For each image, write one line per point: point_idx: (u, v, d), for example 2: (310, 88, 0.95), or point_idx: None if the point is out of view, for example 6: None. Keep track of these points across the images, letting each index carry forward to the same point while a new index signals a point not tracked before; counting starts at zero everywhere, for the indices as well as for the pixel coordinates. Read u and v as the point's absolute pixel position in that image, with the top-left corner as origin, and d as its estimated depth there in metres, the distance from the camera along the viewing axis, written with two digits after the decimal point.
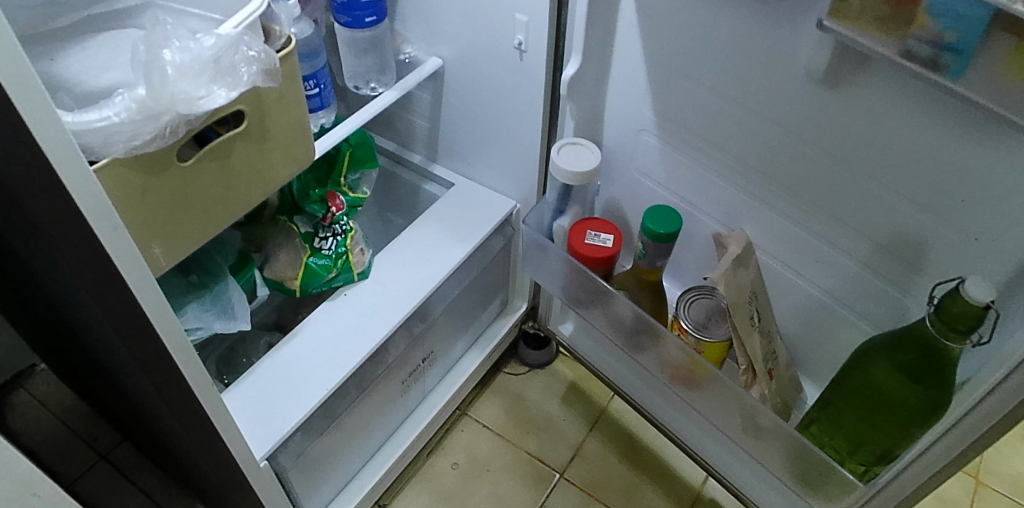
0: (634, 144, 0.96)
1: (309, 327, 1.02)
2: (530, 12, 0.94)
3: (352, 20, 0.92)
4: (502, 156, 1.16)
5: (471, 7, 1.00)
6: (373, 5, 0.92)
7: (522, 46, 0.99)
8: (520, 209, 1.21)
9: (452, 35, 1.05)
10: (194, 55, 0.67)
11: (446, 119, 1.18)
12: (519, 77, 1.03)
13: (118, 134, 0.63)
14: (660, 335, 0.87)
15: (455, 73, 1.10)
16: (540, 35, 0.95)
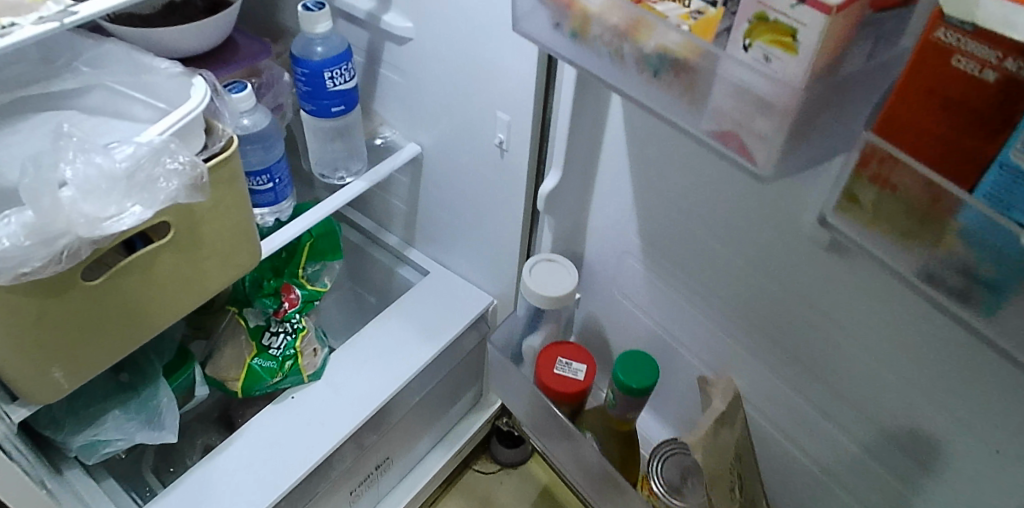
0: (617, 264, 0.87)
1: (246, 434, 0.92)
2: (513, 112, 0.86)
3: (317, 109, 0.84)
4: (480, 250, 1.08)
5: (452, 98, 0.92)
6: (341, 95, 0.84)
7: (503, 144, 0.91)
8: (497, 305, 1.12)
9: (432, 124, 0.97)
10: (101, 170, 0.58)
11: (425, 205, 1.10)
12: (500, 175, 0.95)
13: (2, 262, 0.54)
14: (628, 495, 0.76)
15: (435, 160, 1.02)
16: (523, 137, 0.87)
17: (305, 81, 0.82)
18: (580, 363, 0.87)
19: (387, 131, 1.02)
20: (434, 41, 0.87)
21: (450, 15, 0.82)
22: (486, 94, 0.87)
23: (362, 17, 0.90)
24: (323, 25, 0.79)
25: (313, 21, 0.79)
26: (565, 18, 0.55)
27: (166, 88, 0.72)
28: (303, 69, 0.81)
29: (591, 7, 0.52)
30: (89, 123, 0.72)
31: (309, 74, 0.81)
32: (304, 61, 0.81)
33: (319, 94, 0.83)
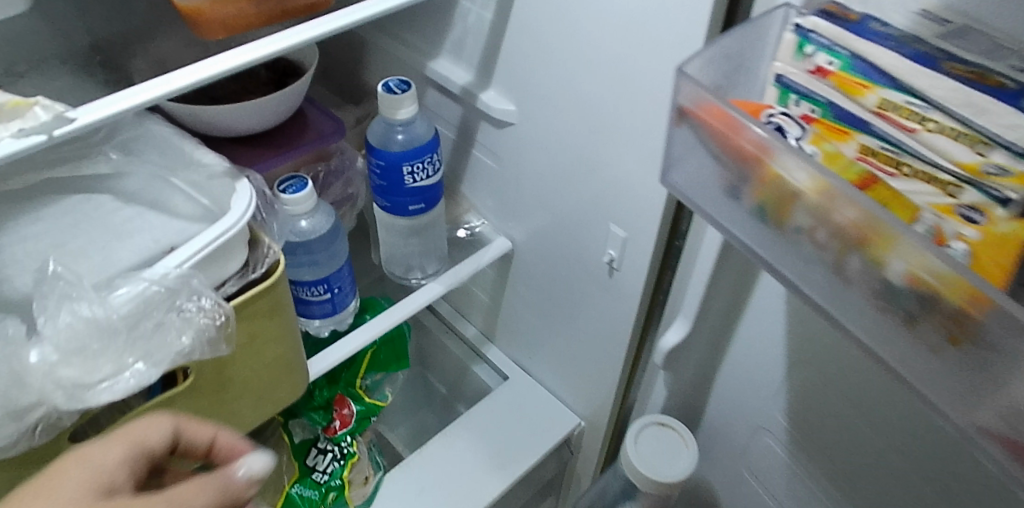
0: (750, 438, 0.67)
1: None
2: (632, 231, 0.68)
3: (390, 207, 0.69)
4: (571, 366, 0.90)
5: (556, 198, 0.75)
6: (420, 192, 0.68)
7: (614, 262, 0.73)
8: (584, 428, 0.94)
9: (529, 220, 0.81)
10: (93, 323, 0.45)
11: (511, 303, 0.94)
12: (605, 294, 0.77)
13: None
14: None
15: (527, 260, 0.85)
16: (641, 260, 0.69)
17: (378, 175, 0.67)
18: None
19: (476, 221, 0.86)
20: (540, 133, 0.70)
21: (564, 107, 0.65)
22: (601, 203, 0.69)
23: (456, 93, 0.75)
24: (404, 111, 0.64)
25: (393, 108, 0.63)
26: (744, 184, 0.36)
27: (210, 187, 0.59)
28: (378, 160, 0.66)
29: (791, 182, 0.33)
30: (119, 214, 0.59)
31: (384, 167, 0.66)
32: (380, 152, 0.65)
33: (393, 190, 0.68)
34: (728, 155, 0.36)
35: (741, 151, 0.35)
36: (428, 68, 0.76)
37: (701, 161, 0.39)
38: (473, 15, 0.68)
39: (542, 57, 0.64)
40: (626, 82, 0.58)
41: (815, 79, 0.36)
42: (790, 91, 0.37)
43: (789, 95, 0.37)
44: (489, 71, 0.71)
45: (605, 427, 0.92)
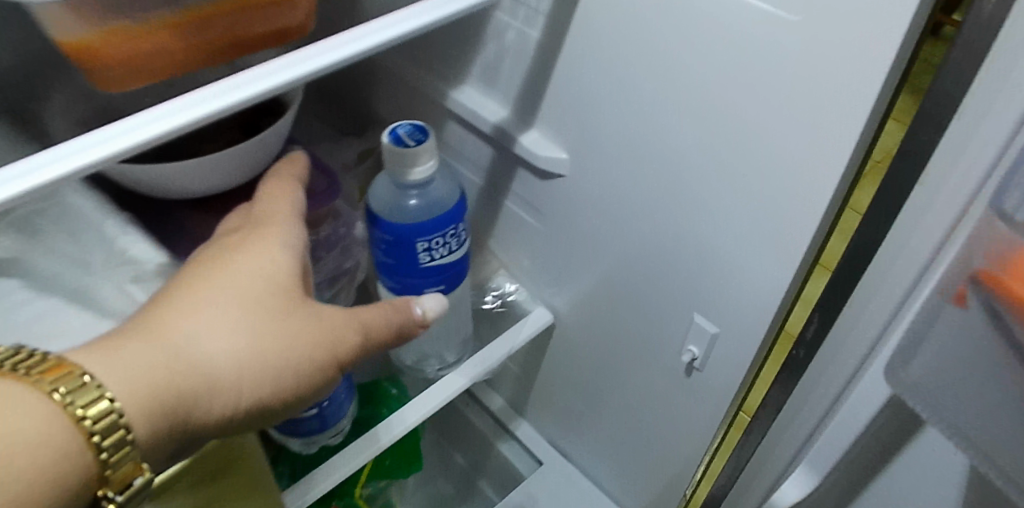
0: None
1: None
2: (730, 326, 0.51)
3: (401, 289, 0.52)
4: (623, 461, 0.73)
5: (619, 272, 0.57)
6: (439, 272, 0.51)
7: (696, 361, 0.55)
8: None
9: (577, 292, 0.63)
10: None
11: (547, 381, 0.76)
12: (679, 393, 0.60)
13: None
14: None
15: (572, 336, 0.68)
16: (737, 364, 0.52)
17: (384, 252, 0.50)
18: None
19: (509, 285, 0.69)
20: (601, 190, 0.53)
21: (644, 162, 0.48)
22: (686, 286, 0.52)
23: (487, 132, 0.57)
24: (417, 172, 0.46)
25: (400, 167, 0.46)
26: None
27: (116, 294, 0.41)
28: (384, 234, 0.49)
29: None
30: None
31: (392, 243, 0.49)
32: (387, 224, 0.48)
33: (404, 271, 0.51)
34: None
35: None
36: (450, 98, 0.58)
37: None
38: (513, 32, 0.50)
39: (612, 94, 0.46)
40: (747, 138, 0.40)
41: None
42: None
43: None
44: (532, 107, 0.53)
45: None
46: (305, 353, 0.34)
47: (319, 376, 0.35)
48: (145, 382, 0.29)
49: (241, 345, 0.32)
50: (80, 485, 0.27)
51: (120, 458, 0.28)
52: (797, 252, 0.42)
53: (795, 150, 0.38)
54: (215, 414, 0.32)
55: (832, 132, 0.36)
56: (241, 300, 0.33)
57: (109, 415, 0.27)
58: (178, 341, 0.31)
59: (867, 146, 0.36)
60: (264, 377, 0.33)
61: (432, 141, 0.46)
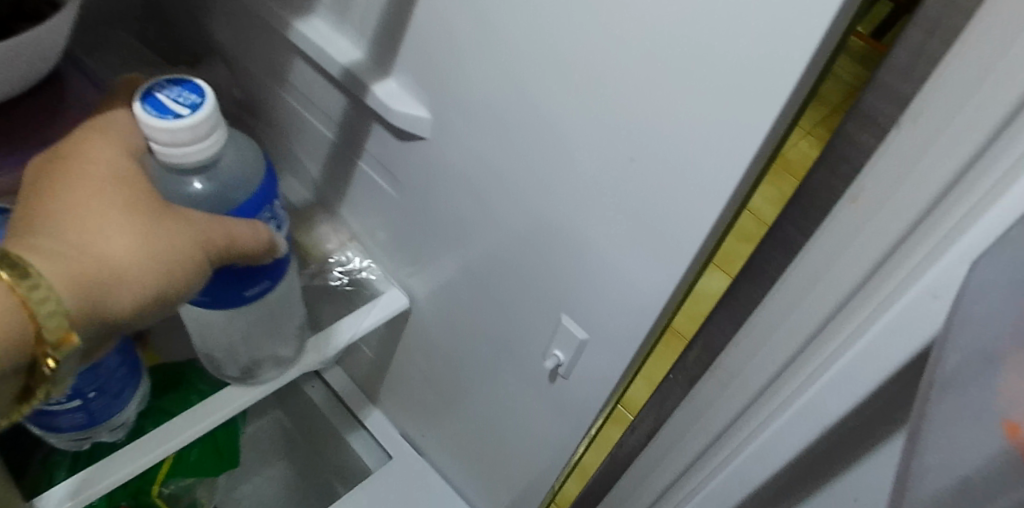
0: None
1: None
2: (601, 331, 0.44)
3: (215, 298, 0.45)
4: (479, 461, 0.67)
5: (484, 260, 0.49)
6: (252, 269, 0.44)
7: (561, 366, 0.49)
8: None
9: (436, 275, 0.55)
10: None
11: (401, 372, 0.68)
12: (542, 399, 0.53)
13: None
14: None
15: (429, 325, 0.60)
16: (605, 375, 0.46)
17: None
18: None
19: (359, 261, 0.60)
20: (465, 161, 0.44)
21: (518, 129, 0.39)
22: (555, 283, 0.45)
23: (336, 76, 0.47)
24: (190, 152, 0.36)
25: (169, 147, 0.35)
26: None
27: None
28: None
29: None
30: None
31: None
32: None
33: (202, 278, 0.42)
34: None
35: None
36: (295, 28, 0.47)
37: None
38: None
39: (482, 40, 0.37)
40: (633, 113, 0.33)
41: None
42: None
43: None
44: (391, 49, 0.43)
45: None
46: (195, 242, 0.35)
47: (206, 268, 0.36)
48: (64, 264, 0.29)
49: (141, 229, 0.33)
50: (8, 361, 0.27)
51: (54, 320, 0.28)
52: (685, 255, 0.35)
53: (693, 135, 0.31)
54: (119, 305, 0.31)
55: (740, 115, 0.29)
56: (124, 195, 0.33)
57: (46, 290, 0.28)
58: (86, 238, 0.31)
59: (782, 132, 0.29)
60: (161, 262, 0.33)
61: (211, 103, 0.36)
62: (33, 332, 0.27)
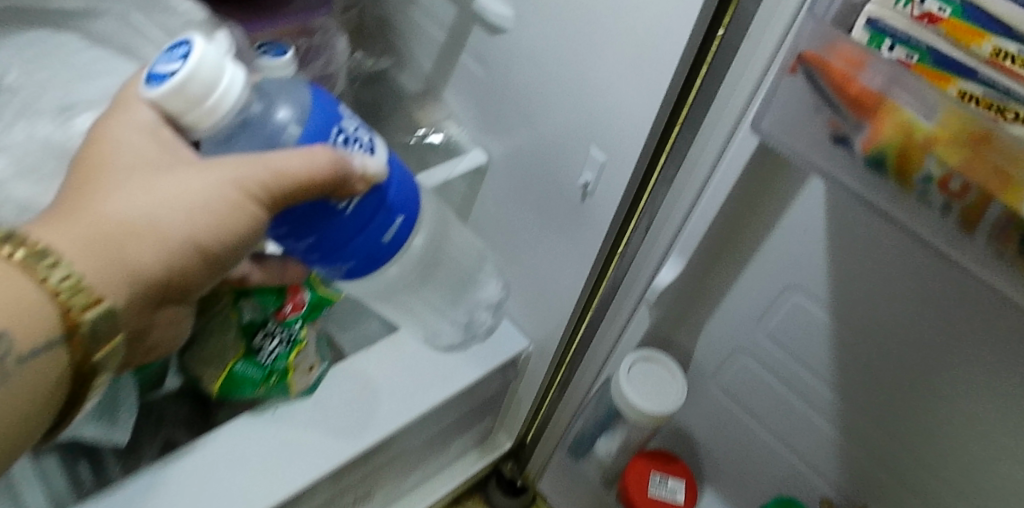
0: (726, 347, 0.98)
1: (215, 438, 0.76)
2: (612, 155, 0.67)
3: (360, 258, 0.44)
4: (526, 289, 0.95)
5: (542, 113, 0.72)
6: (376, 207, 0.43)
7: (588, 185, 0.72)
8: (531, 352, 1.01)
9: (508, 135, 0.79)
10: None
11: (477, 222, 0.97)
12: (573, 219, 0.78)
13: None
14: None
15: (501, 176, 0.85)
16: (615, 188, 0.69)
17: (301, 235, 0.42)
18: (677, 485, 1.06)
19: (453, 130, 0.86)
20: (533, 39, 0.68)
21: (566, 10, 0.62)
22: (584, 121, 0.68)
23: None
24: (225, 87, 0.37)
25: (186, 110, 0.36)
26: (856, 132, 0.49)
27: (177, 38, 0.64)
28: (309, 235, 0.42)
29: (916, 121, 0.45)
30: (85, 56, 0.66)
31: (301, 212, 0.41)
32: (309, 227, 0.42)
33: (345, 239, 0.43)
34: (843, 102, 0.48)
35: (850, 89, 0.47)
36: None
37: (785, 98, 0.52)
38: None
39: None
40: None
41: (918, 23, 0.44)
42: (888, 31, 0.44)
43: (885, 38, 0.45)
44: None
45: (552, 355, 0.98)
46: (227, 186, 0.38)
47: (250, 210, 0.39)
48: (75, 233, 0.35)
49: (149, 193, 0.37)
50: (55, 321, 0.34)
51: (72, 289, 0.34)
52: (659, 89, 0.58)
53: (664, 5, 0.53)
54: (148, 257, 0.37)
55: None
56: (139, 162, 0.38)
57: (70, 275, 0.33)
58: (100, 206, 0.36)
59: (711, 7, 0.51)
60: (195, 209, 0.38)
61: (197, 49, 0.36)
62: (48, 291, 0.33)
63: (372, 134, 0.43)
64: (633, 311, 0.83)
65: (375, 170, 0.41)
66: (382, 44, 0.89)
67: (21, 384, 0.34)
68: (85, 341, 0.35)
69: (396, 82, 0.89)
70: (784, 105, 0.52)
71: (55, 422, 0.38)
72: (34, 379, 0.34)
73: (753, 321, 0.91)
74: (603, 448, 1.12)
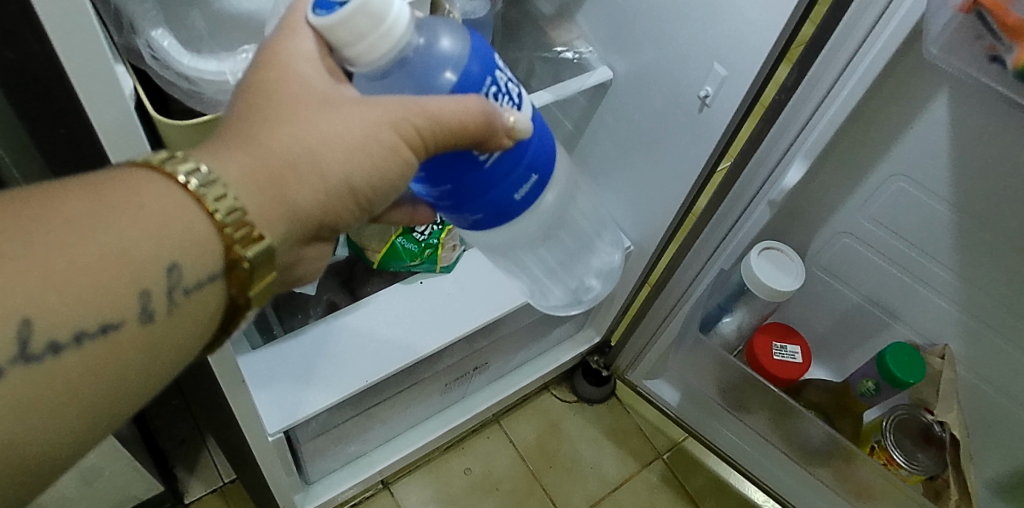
0: (827, 243, 0.89)
1: (372, 302, 0.93)
2: (739, 68, 0.75)
3: (488, 214, 0.40)
4: (638, 192, 1.01)
5: (668, 32, 0.83)
6: (516, 162, 0.39)
7: (707, 98, 0.81)
8: (632, 252, 1.07)
9: (636, 54, 0.90)
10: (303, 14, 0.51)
11: (593, 131, 1.04)
12: (693, 124, 0.86)
13: (204, 109, 0.49)
14: (853, 463, 0.87)
15: (625, 90, 0.95)
16: (735, 96, 0.77)
17: (437, 180, 0.39)
18: (794, 346, 0.95)
19: (585, 48, 0.97)
20: None
21: None
22: (709, 37, 0.77)
23: None
24: (394, 19, 0.32)
25: (352, 43, 0.32)
26: (1009, 51, 0.53)
27: None
28: (445, 181, 0.39)
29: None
30: None
31: (440, 159, 0.38)
32: (443, 170, 0.39)
33: (478, 192, 0.39)
34: (998, 29, 0.52)
35: (1007, 21, 0.51)
36: None
37: (952, 23, 0.56)
38: None
39: None
40: None
41: None
42: None
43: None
44: None
45: (650, 254, 1.05)
46: (384, 128, 0.34)
47: (405, 156, 0.36)
48: (242, 170, 0.32)
49: (310, 130, 0.34)
50: (218, 255, 0.33)
51: (236, 223, 0.32)
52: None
53: None
54: (304, 199, 0.34)
55: None
56: (299, 92, 0.34)
57: (235, 212, 0.32)
58: (261, 140, 0.33)
59: None
60: (352, 151, 0.35)
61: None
62: (217, 226, 0.32)
63: (520, 86, 0.39)
64: (748, 210, 0.80)
65: (519, 126, 0.37)
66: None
67: (180, 318, 0.34)
68: (243, 276, 0.34)
69: (532, 6, 0.98)
70: (957, 24, 0.56)
71: (206, 347, 0.38)
72: (197, 313, 0.34)
73: (853, 204, 0.83)
74: (729, 325, 0.96)
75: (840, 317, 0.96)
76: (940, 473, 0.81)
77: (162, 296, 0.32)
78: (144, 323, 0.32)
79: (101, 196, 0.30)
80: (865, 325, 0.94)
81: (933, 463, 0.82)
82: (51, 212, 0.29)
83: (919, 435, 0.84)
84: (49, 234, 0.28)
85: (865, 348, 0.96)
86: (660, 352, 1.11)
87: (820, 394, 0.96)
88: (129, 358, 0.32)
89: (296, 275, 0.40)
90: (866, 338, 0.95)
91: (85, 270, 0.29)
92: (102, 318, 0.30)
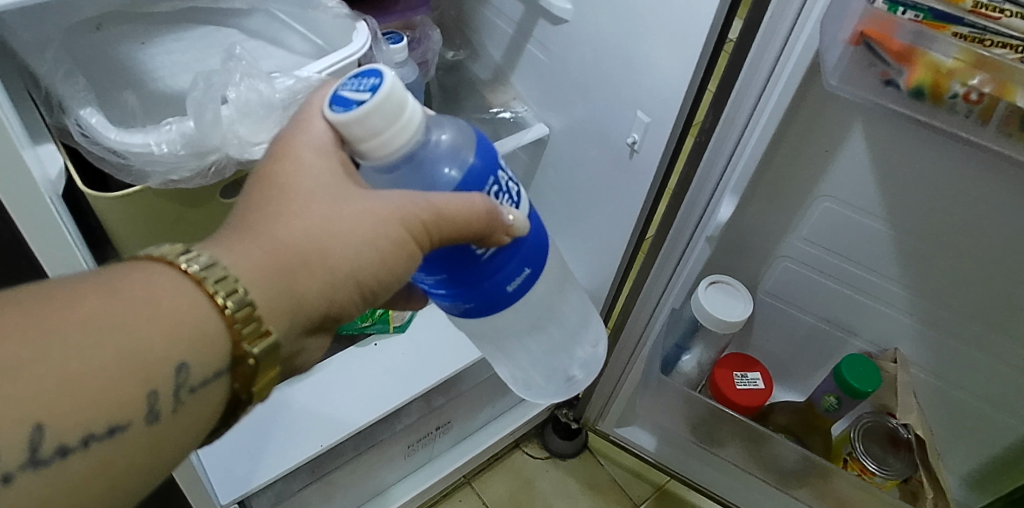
0: (769, 267, 0.95)
1: (326, 370, 0.92)
2: (656, 114, 0.80)
3: (481, 303, 0.41)
4: (587, 242, 1.05)
5: (592, 86, 0.89)
6: (510, 257, 0.41)
7: (635, 144, 0.86)
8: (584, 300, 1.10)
9: (568, 110, 0.95)
10: (260, 98, 0.56)
11: (538, 187, 1.08)
12: (621, 169, 0.91)
13: (134, 180, 0.55)
14: (831, 477, 0.89)
15: (561, 144, 1.00)
16: (658, 144, 0.82)
17: (434, 270, 0.41)
18: (754, 373, 0.97)
19: (520, 108, 1.02)
20: (591, 29, 0.84)
21: None
22: (630, 90, 0.83)
23: None
24: (407, 119, 0.33)
25: (365, 139, 0.33)
26: (900, 75, 0.60)
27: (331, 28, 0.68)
28: (439, 272, 0.41)
29: (940, 62, 0.57)
30: (194, 32, 0.68)
31: (439, 253, 0.40)
32: (441, 264, 0.40)
33: (473, 281, 0.40)
34: (888, 57, 0.59)
35: (893, 48, 0.58)
36: None
37: (849, 59, 0.61)
38: None
39: None
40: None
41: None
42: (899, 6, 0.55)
43: (900, 7, 0.55)
44: None
45: (602, 301, 1.08)
46: (391, 225, 0.35)
47: (409, 250, 0.37)
48: (255, 265, 0.33)
49: (322, 226, 0.35)
50: (225, 352, 0.33)
51: (244, 318, 0.32)
52: (696, 42, 0.71)
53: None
54: (311, 294, 0.35)
55: None
56: (314, 186, 0.35)
57: (245, 308, 0.32)
58: (274, 234, 0.34)
59: None
60: (360, 246, 0.35)
61: (389, 79, 0.32)
62: (227, 323, 0.32)
63: (519, 184, 0.41)
64: (688, 247, 0.84)
65: (517, 223, 0.39)
66: (459, 40, 1.07)
67: (185, 414, 0.33)
68: (247, 372, 0.34)
69: (470, 72, 1.06)
70: (855, 61, 0.61)
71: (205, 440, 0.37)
72: (201, 409, 0.34)
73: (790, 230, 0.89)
74: (689, 362, 0.99)
75: (797, 339, 1.01)
76: (913, 475, 0.84)
77: (169, 394, 0.31)
78: (149, 422, 0.31)
79: (111, 292, 0.29)
80: (819, 344, 1.00)
81: (905, 465, 0.86)
82: (62, 312, 0.28)
83: (887, 441, 0.88)
84: (64, 337, 0.28)
85: (829, 363, 1.00)
86: (625, 396, 1.13)
87: (787, 416, 0.99)
88: (133, 458, 0.31)
89: (295, 366, 0.40)
90: (825, 358, 1.00)
91: (97, 372, 0.28)
92: (111, 420, 0.29)
